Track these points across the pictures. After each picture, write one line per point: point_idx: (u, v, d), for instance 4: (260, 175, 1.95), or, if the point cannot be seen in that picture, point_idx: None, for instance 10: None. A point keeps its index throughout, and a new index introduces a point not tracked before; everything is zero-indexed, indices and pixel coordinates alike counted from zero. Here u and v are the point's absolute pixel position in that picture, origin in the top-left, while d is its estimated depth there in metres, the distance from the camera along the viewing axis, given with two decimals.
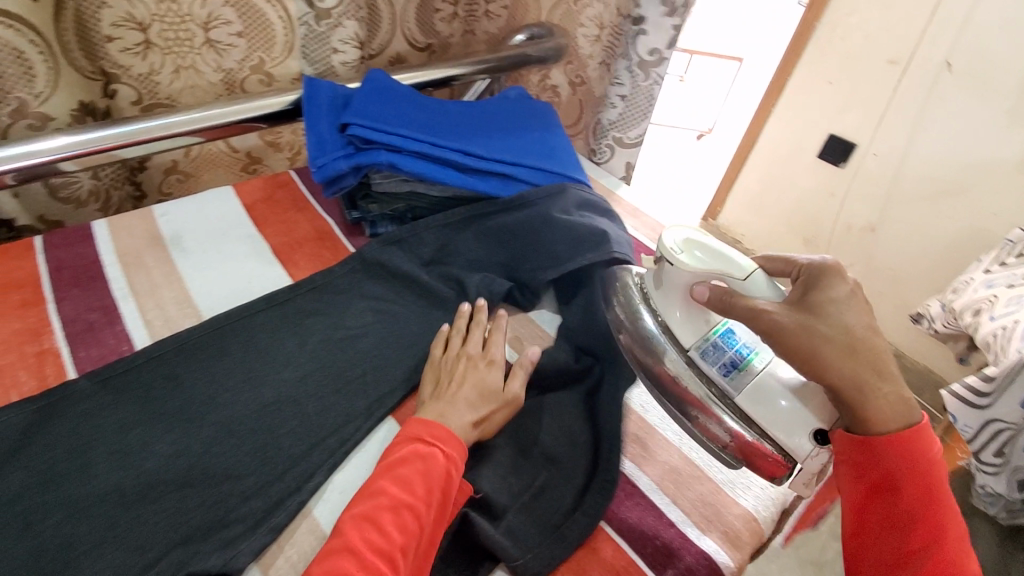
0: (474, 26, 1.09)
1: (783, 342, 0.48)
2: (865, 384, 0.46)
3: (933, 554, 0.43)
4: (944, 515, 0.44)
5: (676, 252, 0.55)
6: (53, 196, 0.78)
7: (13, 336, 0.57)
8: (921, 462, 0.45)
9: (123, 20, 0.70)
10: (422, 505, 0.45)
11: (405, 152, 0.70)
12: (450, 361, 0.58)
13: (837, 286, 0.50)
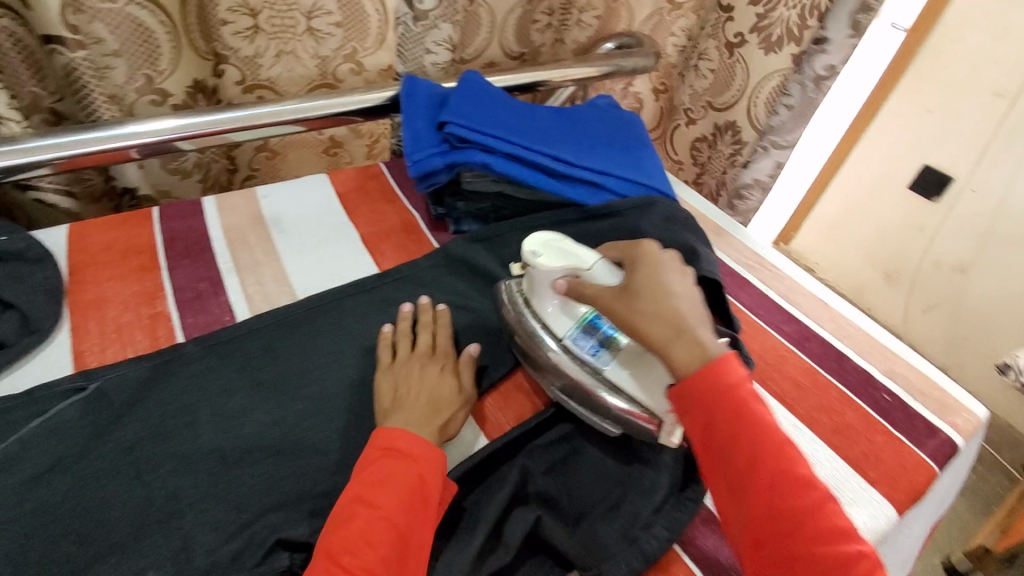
0: (567, 37, 1.02)
1: (625, 321, 0.51)
2: (661, 339, 0.50)
3: (767, 489, 0.44)
4: (794, 463, 0.45)
5: (532, 253, 0.56)
6: (165, 167, 0.83)
7: (134, 297, 0.63)
8: (754, 411, 0.46)
9: (238, 6, 0.72)
10: (400, 516, 0.44)
11: (497, 153, 0.71)
12: (396, 367, 0.56)
13: (642, 257, 0.54)
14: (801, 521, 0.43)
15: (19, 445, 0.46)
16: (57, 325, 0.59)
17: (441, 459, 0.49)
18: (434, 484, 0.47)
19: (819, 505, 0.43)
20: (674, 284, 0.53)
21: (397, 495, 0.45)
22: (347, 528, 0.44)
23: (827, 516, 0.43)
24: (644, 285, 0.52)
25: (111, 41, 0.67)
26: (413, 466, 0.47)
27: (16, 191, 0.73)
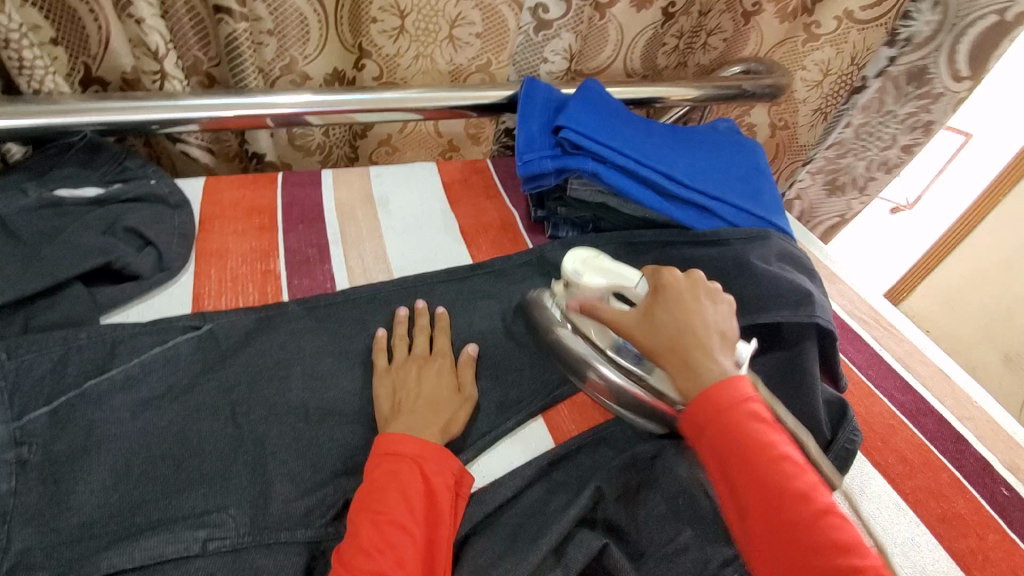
0: (691, 59, 1.00)
1: (647, 348, 0.49)
2: (677, 363, 0.47)
3: (770, 505, 0.39)
4: (792, 471, 0.40)
5: (575, 274, 0.56)
6: (292, 144, 0.90)
7: (251, 253, 0.68)
8: (754, 419, 0.42)
9: (388, 6, 0.78)
10: (410, 520, 0.45)
11: (609, 163, 0.70)
12: (393, 370, 0.55)
13: (665, 282, 0.50)
14: (801, 533, 0.38)
15: (139, 368, 0.50)
16: (184, 267, 0.64)
17: (444, 455, 0.49)
18: (441, 481, 0.48)
19: (823, 515, 0.38)
20: (700, 309, 0.49)
21: (404, 495, 0.46)
22: (355, 536, 0.43)
23: (833, 528, 0.38)
24: (665, 312, 0.49)
25: (268, 20, 0.74)
26: (416, 464, 0.48)
27: (168, 141, 0.80)
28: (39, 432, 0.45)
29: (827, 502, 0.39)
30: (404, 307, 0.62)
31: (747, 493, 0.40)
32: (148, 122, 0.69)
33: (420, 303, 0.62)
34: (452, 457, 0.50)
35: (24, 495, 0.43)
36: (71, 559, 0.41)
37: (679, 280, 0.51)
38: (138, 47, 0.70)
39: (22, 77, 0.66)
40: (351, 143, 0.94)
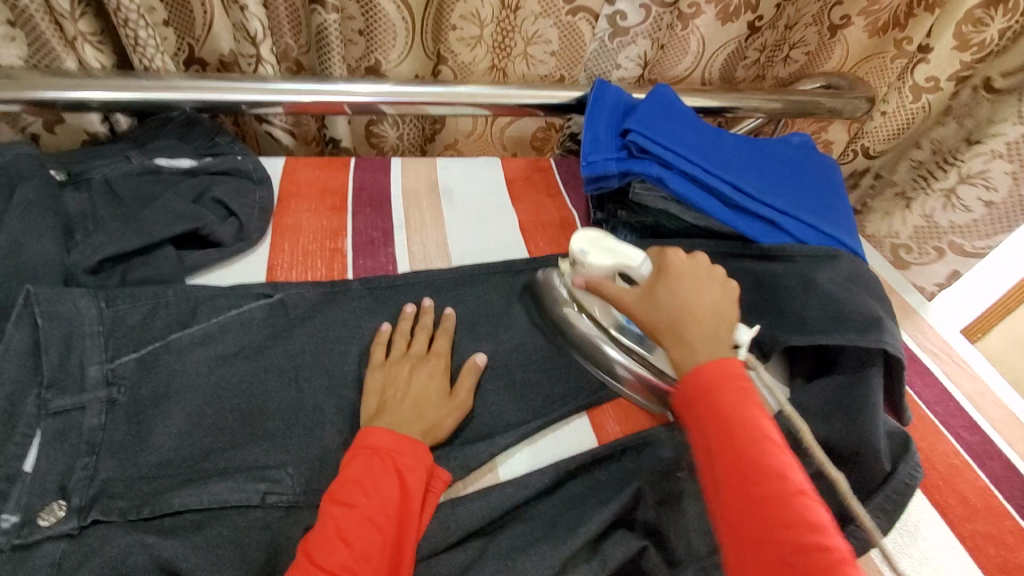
0: (770, 73, 0.97)
1: (648, 324, 0.50)
2: (676, 337, 0.47)
3: (747, 477, 0.39)
4: (770, 449, 0.40)
5: (581, 253, 0.57)
6: (368, 140, 0.94)
7: (321, 231, 0.71)
8: (742, 394, 0.42)
9: (468, 15, 0.81)
10: (381, 513, 0.44)
11: (675, 169, 0.70)
12: (386, 366, 0.55)
13: (669, 264, 0.51)
14: (773, 507, 0.38)
15: (216, 327, 0.54)
16: (261, 239, 0.68)
17: (420, 449, 0.49)
18: (416, 476, 0.47)
19: (797, 494, 0.38)
20: (703, 288, 0.50)
21: (376, 488, 0.45)
22: (324, 528, 0.43)
23: (807, 507, 0.37)
24: (666, 290, 0.50)
25: (360, 20, 0.79)
26: (389, 459, 0.47)
27: (256, 122, 0.86)
28: (127, 374, 0.50)
29: (801, 483, 0.39)
30: (412, 304, 0.61)
31: (722, 468, 0.40)
32: (239, 102, 0.74)
33: (425, 301, 0.61)
34: (428, 455, 0.49)
35: (111, 430, 0.47)
36: (146, 493, 0.44)
37: (686, 263, 0.52)
38: (239, 32, 0.76)
39: (136, 54, 0.72)
40: (421, 148, 0.98)
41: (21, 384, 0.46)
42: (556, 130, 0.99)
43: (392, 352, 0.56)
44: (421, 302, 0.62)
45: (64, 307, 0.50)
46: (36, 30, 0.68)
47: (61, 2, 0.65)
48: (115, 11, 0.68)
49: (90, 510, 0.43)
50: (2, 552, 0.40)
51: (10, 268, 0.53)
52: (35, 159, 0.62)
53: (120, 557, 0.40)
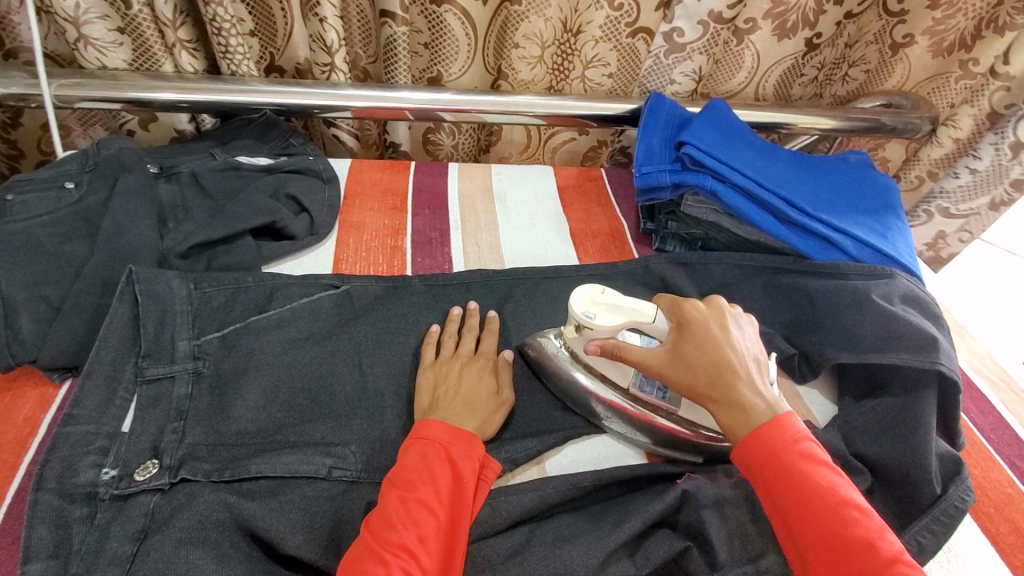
0: (827, 90, 0.97)
1: (688, 385, 0.50)
2: (725, 398, 0.48)
3: (832, 546, 0.41)
4: (853, 516, 0.42)
5: (587, 316, 0.53)
6: (424, 148, 0.99)
7: (383, 229, 0.75)
8: (809, 460, 0.45)
9: (532, 35, 0.83)
10: (435, 499, 0.46)
11: (729, 183, 0.71)
12: (437, 365, 0.57)
13: (688, 317, 0.52)
14: (865, 568, 0.40)
15: (289, 312, 0.59)
16: (328, 234, 0.73)
17: (471, 441, 0.50)
18: (467, 466, 0.49)
19: (882, 548, 0.40)
20: (728, 334, 0.51)
21: (432, 476, 0.47)
22: (383, 511, 0.45)
23: (894, 563, 0.40)
24: (694, 344, 0.50)
25: (425, 33, 0.84)
26: (443, 449, 0.49)
27: (323, 125, 0.91)
28: (211, 350, 0.55)
29: (882, 535, 0.41)
30: (459, 306, 0.64)
31: (807, 530, 0.42)
32: (312, 106, 0.80)
33: (473, 304, 0.63)
34: (480, 447, 0.51)
35: (197, 400, 0.52)
36: (226, 459, 0.49)
37: (708, 313, 0.53)
38: (315, 42, 0.81)
39: (224, 61, 0.79)
40: (475, 157, 1.02)
41: (122, 353, 0.52)
42: (608, 148, 1.02)
43: (447, 345, 0.59)
44: (470, 305, 0.64)
45: (159, 286, 0.55)
46: (141, 35, 0.75)
47: (165, 12, 0.72)
48: (210, 21, 0.74)
49: (179, 469, 0.47)
50: (103, 501, 0.45)
51: (112, 248, 0.59)
52: (134, 152, 0.68)
53: (205, 512, 0.44)
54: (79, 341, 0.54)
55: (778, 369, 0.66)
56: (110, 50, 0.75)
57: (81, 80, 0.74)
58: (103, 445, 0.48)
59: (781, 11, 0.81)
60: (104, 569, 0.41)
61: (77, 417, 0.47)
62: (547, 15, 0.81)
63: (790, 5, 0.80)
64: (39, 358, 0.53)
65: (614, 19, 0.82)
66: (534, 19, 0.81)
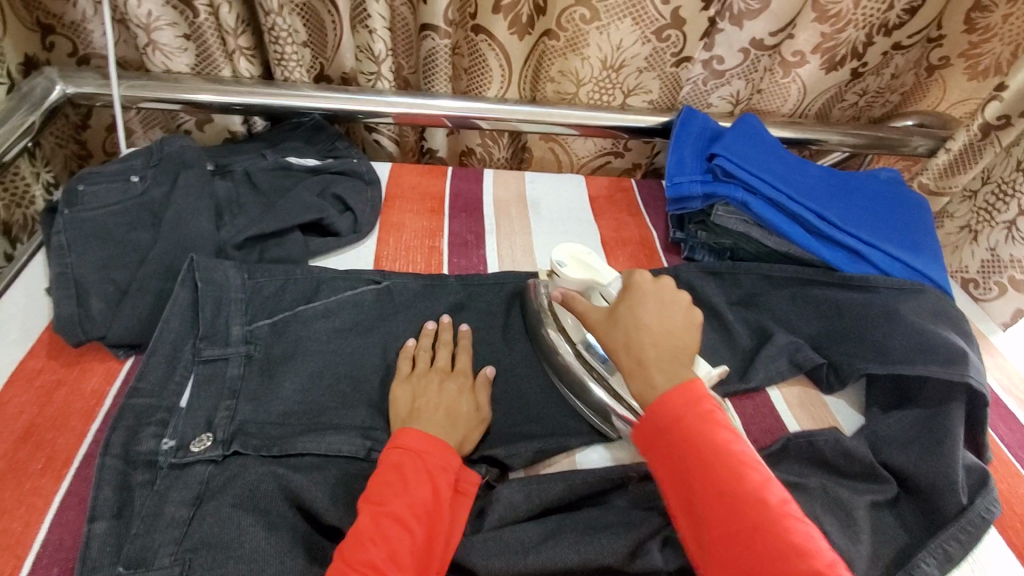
0: (865, 114, 0.97)
1: (616, 345, 0.53)
2: (636, 356, 0.51)
3: (719, 502, 0.42)
4: (744, 470, 0.43)
5: (558, 262, 0.62)
6: (463, 159, 1.02)
7: (422, 230, 0.79)
8: (703, 418, 0.46)
9: (568, 73, 0.89)
10: (409, 515, 0.46)
11: (759, 195, 0.72)
12: (412, 382, 0.57)
13: (635, 284, 0.56)
14: (759, 533, 0.40)
15: (335, 303, 0.62)
16: (370, 232, 0.76)
17: (448, 451, 0.50)
18: (445, 479, 0.49)
19: (780, 509, 0.42)
20: (664, 310, 0.54)
21: (408, 489, 0.47)
22: (356, 528, 0.45)
23: (788, 523, 0.41)
24: (625, 311, 0.54)
25: (466, 60, 0.88)
26: (425, 464, 0.49)
27: (365, 130, 0.95)
28: (263, 335, 0.58)
29: (780, 496, 0.43)
30: (433, 321, 0.63)
31: (703, 500, 0.43)
32: (358, 112, 0.84)
33: (445, 317, 0.63)
34: (455, 458, 0.51)
35: (248, 380, 0.55)
36: (274, 436, 0.52)
37: (649, 286, 0.56)
38: (363, 52, 0.85)
39: (279, 67, 0.83)
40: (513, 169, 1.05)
41: (182, 335, 0.56)
42: (640, 170, 1.05)
43: (437, 358, 0.59)
44: (444, 318, 0.63)
45: (218, 275, 0.59)
46: (204, 41, 0.81)
47: (228, 20, 0.77)
48: (269, 31, 0.79)
49: (232, 442, 0.50)
50: (162, 468, 0.48)
51: (175, 237, 0.63)
52: (195, 150, 0.73)
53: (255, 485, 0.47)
54: (141, 322, 0.58)
55: (805, 378, 0.67)
56: (176, 55, 0.80)
57: (145, 81, 0.80)
58: (163, 417, 0.51)
59: (831, 46, 0.83)
60: (163, 530, 0.44)
61: (141, 390, 0.51)
62: (585, 57, 0.86)
63: (840, 40, 0.83)
64: (108, 334, 0.57)
65: (659, 51, 0.86)
66: (570, 59, 0.87)
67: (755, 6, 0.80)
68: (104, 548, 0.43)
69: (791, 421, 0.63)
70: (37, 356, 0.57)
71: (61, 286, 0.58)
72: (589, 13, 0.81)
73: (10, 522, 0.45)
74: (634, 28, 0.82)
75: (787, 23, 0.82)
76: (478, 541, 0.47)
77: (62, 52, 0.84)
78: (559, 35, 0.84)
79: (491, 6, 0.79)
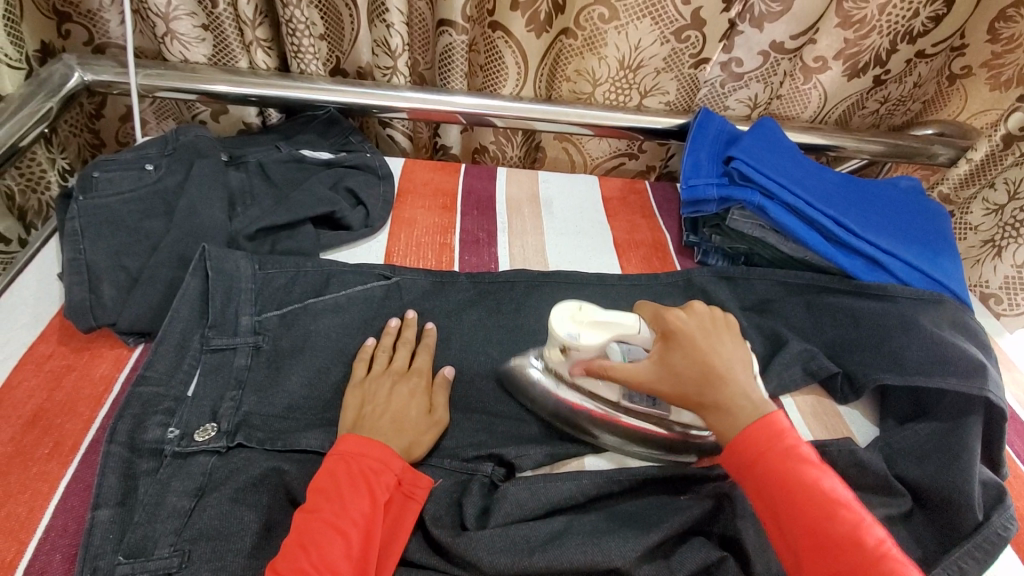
0: (885, 121, 0.96)
1: (684, 393, 0.50)
2: (713, 401, 0.49)
3: (812, 542, 0.42)
4: (836, 510, 0.43)
5: (571, 337, 0.53)
6: (475, 158, 1.01)
7: (433, 226, 0.78)
8: (792, 454, 0.45)
9: (585, 72, 0.88)
10: (344, 519, 0.44)
11: (776, 200, 0.71)
12: (361, 387, 0.54)
13: (673, 326, 0.51)
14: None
15: (345, 298, 0.62)
16: (382, 227, 0.76)
17: (388, 451, 0.48)
18: (382, 481, 0.47)
19: (880, 552, 0.41)
20: (715, 339, 0.51)
21: (344, 493, 0.45)
22: (290, 536, 0.43)
23: (890, 565, 0.41)
24: (683, 358, 0.50)
25: (483, 56, 0.87)
26: (356, 467, 0.47)
27: (379, 125, 0.95)
28: (271, 327, 0.58)
29: (879, 537, 0.42)
30: (395, 319, 0.61)
31: (797, 537, 0.43)
32: (372, 106, 0.84)
33: (409, 313, 0.62)
34: (398, 459, 0.48)
35: (255, 371, 0.55)
36: (279, 429, 0.51)
37: (689, 322, 0.52)
38: (379, 47, 0.85)
39: (295, 60, 0.83)
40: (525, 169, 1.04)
41: (190, 324, 0.55)
42: (655, 173, 1.04)
43: (395, 358, 0.58)
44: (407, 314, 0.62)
45: (228, 265, 0.59)
46: (222, 32, 0.81)
47: (246, 12, 0.77)
48: (287, 23, 0.79)
49: (236, 434, 0.50)
50: (166, 457, 0.48)
51: (187, 227, 0.63)
52: (209, 140, 0.73)
53: (260, 477, 0.47)
54: (150, 310, 0.57)
55: (818, 387, 0.66)
56: (193, 45, 0.81)
57: (162, 70, 0.80)
58: (169, 406, 0.51)
59: (854, 52, 0.83)
60: (164, 520, 0.44)
61: (148, 378, 0.51)
62: (602, 56, 0.85)
63: (864, 46, 0.82)
64: (119, 321, 0.57)
65: (677, 52, 0.85)
66: (586, 57, 0.86)
67: (776, 8, 0.79)
68: (107, 535, 0.43)
69: (803, 429, 0.62)
70: (48, 340, 0.57)
71: (73, 272, 0.58)
72: (607, 12, 0.80)
73: (14, 506, 0.45)
74: (653, 28, 0.82)
75: (810, 24, 0.81)
76: (484, 535, 0.46)
77: (80, 41, 0.84)
78: (576, 34, 0.84)
79: (510, 3, 0.78)
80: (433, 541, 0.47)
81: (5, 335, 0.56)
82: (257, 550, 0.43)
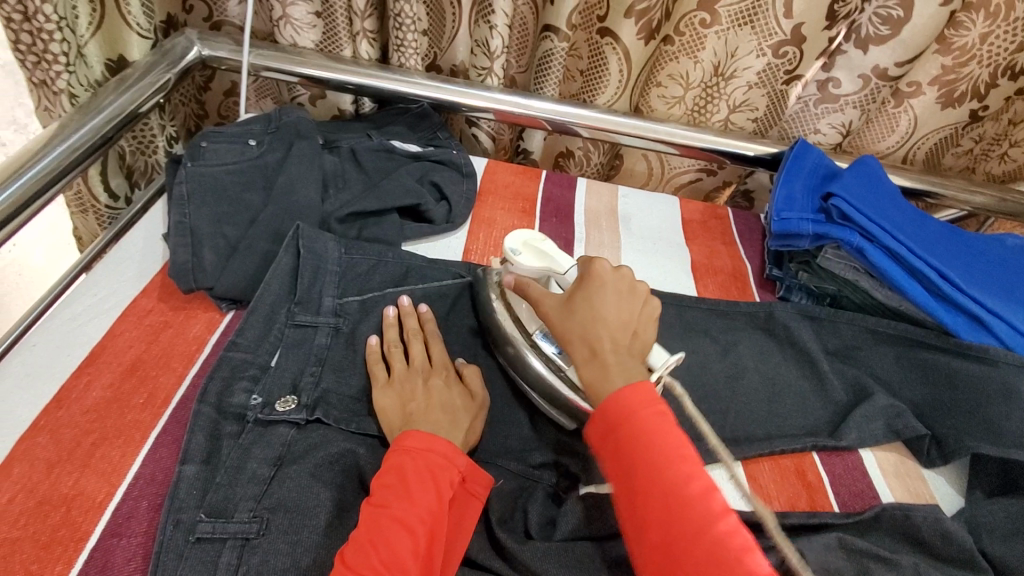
0: (980, 166, 0.91)
1: (569, 332, 0.50)
2: (589, 342, 0.49)
3: (656, 506, 0.40)
4: (685, 476, 0.40)
5: (512, 252, 0.61)
6: (556, 160, 1.01)
7: (512, 229, 0.78)
8: (647, 419, 0.43)
9: (677, 76, 0.85)
10: (412, 513, 0.44)
11: (874, 244, 0.68)
12: (396, 383, 0.54)
13: (592, 275, 0.52)
14: (696, 542, 0.38)
15: (421, 292, 0.63)
16: (462, 224, 0.77)
17: (453, 449, 0.48)
18: (448, 478, 0.47)
19: (718, 519, 0.38)
20: (620, 300, 0.51)
21: (411, 488, 0.45)
22: (360, 529, 0.43)
23: (726, 532, 0.37)
24: (583, 301, 0.51)
25: (583, 62, 0.87)
26: (421, 461, 0.47)
27: (466, 123, 0.96)
28: (351, 311, 0.59)
29: (723, 504, 0.39)
30: (391, 307, 0.60)
31: (641, 504, 0.41)
32: (462, 104, 0.85)
33: (402, 299, 0.60)
34: (461, 457, 0.48)
35: (334, 351, 0.56)
36: (354, 411, 0.53)
37: (610, 276, 0.52)
38: (479, 47, 0.86)
39: (397, 53, 0.85)
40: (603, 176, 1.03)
41: (279, 299, 0.57)
42: (731, 188, 1.02)
43: (412, 352, 0.57)
44: (400, 301, 0.60)
45: (319, 245, 0.60)
46: (334, 21, 0.84)
47: (359, 3, 0.79)
48: (395, 16, 0.80)
49: (314, 409, 0.51)
50: (249, 422, 0.50)
51: (284, 203, 0.65)
52: (310, 122, 0.75)
53: (336, 455, 0.49)
54: (246, 280, 0.60)
55: (903, 447, 0.62)
56: (305, 30, 0.84)
57: (272, 51, 0.83)
58: (255, 374, 0.53)
59: (952, 79, 0.78)
60: (244, 485, 0.46)
61: (239, 345, 0.53)
62: (698, 61, 0.82)
63: (961, 74, 0.78)
64: (216, 286, 0.59)
65: (774, 67, 0.82)
66: (682, 61, 0.83)
67: (884, 31, 0.76)
68: (191, 491, 0.45)
69: (883, 489, 0.58)
70: (150, 296, 0.60)
71: (178, 234, 0.61)
72: (709, 17, 0.78)
73: (110, 450, 0.47)
74: (752, 37, 0.79)
75: (916, 54, 0.77)
76: (544, 548, 0.45)
77: (199, 17, 0.89)
78: (675, 40, 0.82)
79: (624, 9, 0.77)
80: (496, 544, 0.47)
81: (112, 287, 0.60)
82: (330, 528, 0.44)
